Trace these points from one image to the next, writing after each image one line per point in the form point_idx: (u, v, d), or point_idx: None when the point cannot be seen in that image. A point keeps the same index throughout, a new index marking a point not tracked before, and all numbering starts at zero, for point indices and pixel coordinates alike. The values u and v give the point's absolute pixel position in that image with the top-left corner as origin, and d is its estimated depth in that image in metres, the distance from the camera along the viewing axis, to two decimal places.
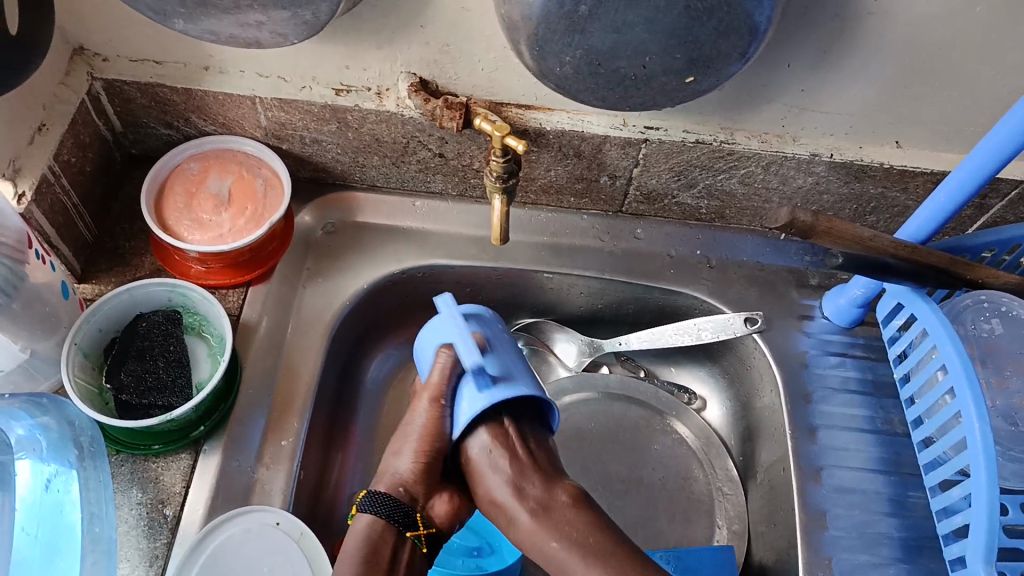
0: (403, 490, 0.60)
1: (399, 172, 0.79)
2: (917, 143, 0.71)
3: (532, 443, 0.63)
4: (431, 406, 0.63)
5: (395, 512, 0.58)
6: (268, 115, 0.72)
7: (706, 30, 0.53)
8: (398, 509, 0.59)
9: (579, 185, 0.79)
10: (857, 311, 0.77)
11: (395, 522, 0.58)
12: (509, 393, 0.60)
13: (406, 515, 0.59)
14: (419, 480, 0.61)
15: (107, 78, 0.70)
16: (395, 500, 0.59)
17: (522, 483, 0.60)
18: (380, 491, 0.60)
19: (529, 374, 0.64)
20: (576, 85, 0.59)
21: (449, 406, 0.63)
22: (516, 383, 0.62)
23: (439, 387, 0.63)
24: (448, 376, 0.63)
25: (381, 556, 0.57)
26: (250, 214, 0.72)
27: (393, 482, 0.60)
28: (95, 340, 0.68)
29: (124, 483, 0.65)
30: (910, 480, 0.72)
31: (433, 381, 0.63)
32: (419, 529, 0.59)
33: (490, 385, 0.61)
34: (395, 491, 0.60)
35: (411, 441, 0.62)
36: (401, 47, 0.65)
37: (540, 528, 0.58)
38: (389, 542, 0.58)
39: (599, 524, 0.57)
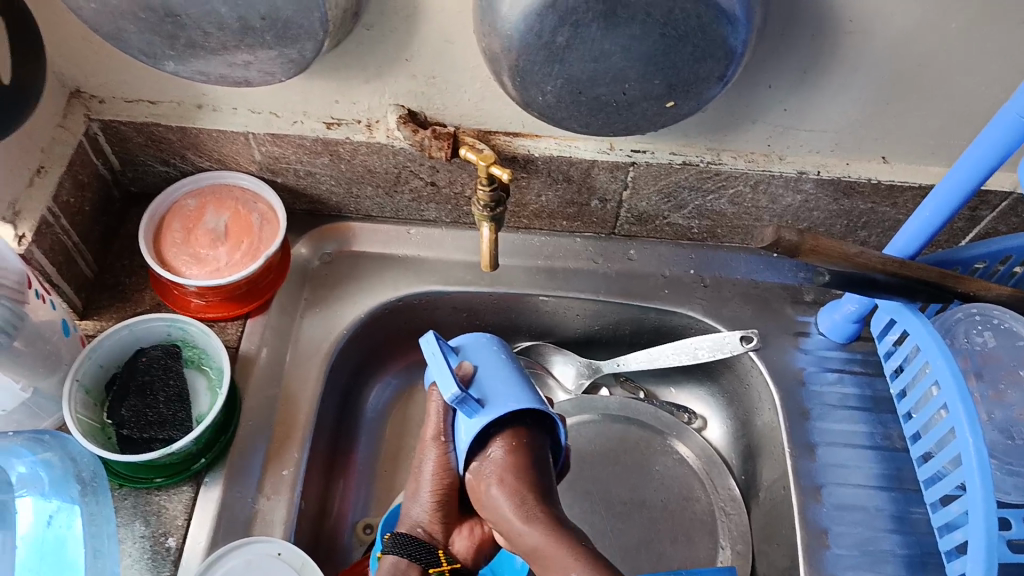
0: (424, 529, 0.60)
1: (393, 202, 0.81)
2: (903, 158, 0.71)
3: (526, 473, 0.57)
4: (438, 450, 0.61)
5: (417, 547, 0.58)
6: (261, 150, 0.73)
7: (682, 55, 0.54)
8: (422, 546, 0.58)
9: (571, 210, 0.80)
10: (852, 327, 0.77)
11: (416, 559, 0.58)
12: (497, 413, 0.57)
13: (428, 551, 0.59)
14: (438, 518, 0.60)
15: (104, 119, 0.72)
16: (416, 539, 0.59)
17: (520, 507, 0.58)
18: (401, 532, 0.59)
19: (523, 388, 0.60)
20: (559, 113, 0.59)
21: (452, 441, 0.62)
22: (502, 401, 0.58)
23: (441, 429, 0.62)
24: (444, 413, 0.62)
25: None
26: (247, 247, 0.74)
27: (414, 523, 0.60)
28: (97, 376, 0.69)
29: (128, 517, 0.66)
30: (912, 496, 0.71)
31: (430, 424, 0.62)
32: (442, 563, 0.59)
33: (475, 410, 0.58)
34: (421, 533, 0.60)
35: (424, 484, 0.61)
36: (388, 81, 0.66)
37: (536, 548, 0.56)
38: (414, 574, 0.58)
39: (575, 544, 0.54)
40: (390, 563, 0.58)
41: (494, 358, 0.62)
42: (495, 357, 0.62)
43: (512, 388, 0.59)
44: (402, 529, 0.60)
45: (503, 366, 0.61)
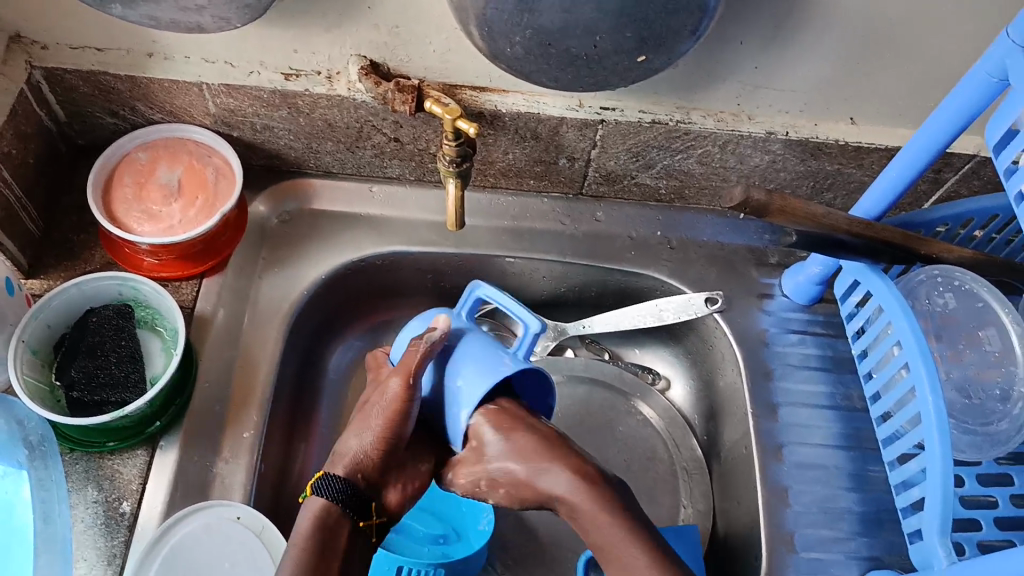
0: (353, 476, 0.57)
1: (355, 158, 0.78)
2: (871, 120, 0.71)
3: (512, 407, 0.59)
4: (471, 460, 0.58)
5: (351, 501, 0.56)
6: (216, 102, 0.70)
7: (655, 8, 0.52)
8: (357, 496, 0.56)
9: (538, 168, 0.78)
10: (816, 288, 0.78)
11: (348, 508, 0.55)
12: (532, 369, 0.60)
13: (360, 502, 0.56)
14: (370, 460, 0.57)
15: (47, 67, 0.68)
16: (353, 485, 0.56)
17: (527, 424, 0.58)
18: (338, 475, 0.56)
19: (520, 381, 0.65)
20: (528, 66, 0.58)
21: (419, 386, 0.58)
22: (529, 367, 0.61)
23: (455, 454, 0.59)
24: (428, 356, 0.59)
25: (335, 542, 0.55)
26: (202, 204, 0.71)
27: (351, 466, 0.57)
28: (43, 336, 0.67)
29: (79, 483, 0.64)
30: (869, 455, 0.73)
31: (409, 357, 0.59)
32: (370, 517, 0.57)
33: (464, 349, 0.60)
34: (351, 477, 0.57)
35: (375, 419, 0.58)
36: (349, 30, 0.63)
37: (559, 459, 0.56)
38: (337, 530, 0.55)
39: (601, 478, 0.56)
40: (314, 505, 0.55)
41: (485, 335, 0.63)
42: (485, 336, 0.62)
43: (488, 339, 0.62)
44: (336, 472, 0.57)
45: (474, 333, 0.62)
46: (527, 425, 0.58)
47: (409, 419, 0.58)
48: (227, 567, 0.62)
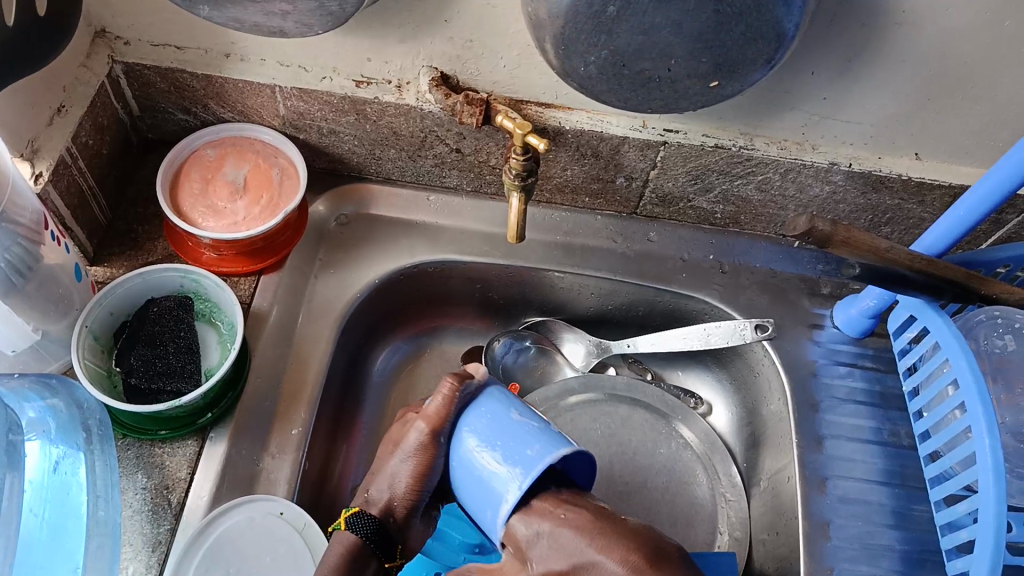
0: (385, 517, 0.57)
1: (416, 166, 0.79)
2: (935, 156, 0.70)
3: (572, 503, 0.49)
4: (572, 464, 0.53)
5: (379, 538, 0.56)
6: (286, 104, 0.72)
7: (734, 35, 0.52)
8: (385, 538, 0.57)
9: (595, 186, 0.79)
10: (868, 322, 0.77)
11: (375, 547, 0.56)
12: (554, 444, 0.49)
13: (387, 545, 0.57)
14: (410, 507, 0.58)
15: (127, 62, 0.70)
16: (383, 525, 0.57)
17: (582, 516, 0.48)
18: (371, 513, 0.57)
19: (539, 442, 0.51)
20: (598, 85, 0.58)
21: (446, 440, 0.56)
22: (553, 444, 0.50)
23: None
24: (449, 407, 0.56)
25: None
26: (266, 203, 0.72)
27: (386, 508, 0.57)
28: (105, 322, 0.68)
29: (130, 468, 0.66)
30: (913, 493, 0.72)
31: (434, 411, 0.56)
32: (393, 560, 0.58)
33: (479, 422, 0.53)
34: (382, 515, 0.57)
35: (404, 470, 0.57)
36: (425, 42, 0.65)
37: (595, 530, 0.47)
38: (364, 561, 0.55)
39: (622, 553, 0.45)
40: (345, 540, 0.55)
41: (534, 429, 0.51)
42: (535, 428, 0.51)
43: (540, 434, 0.50)
44: (371, 509, 0.57)
45: (525, 443, 0.50)
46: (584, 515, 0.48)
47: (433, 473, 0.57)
48: (267, 561, 0.63)
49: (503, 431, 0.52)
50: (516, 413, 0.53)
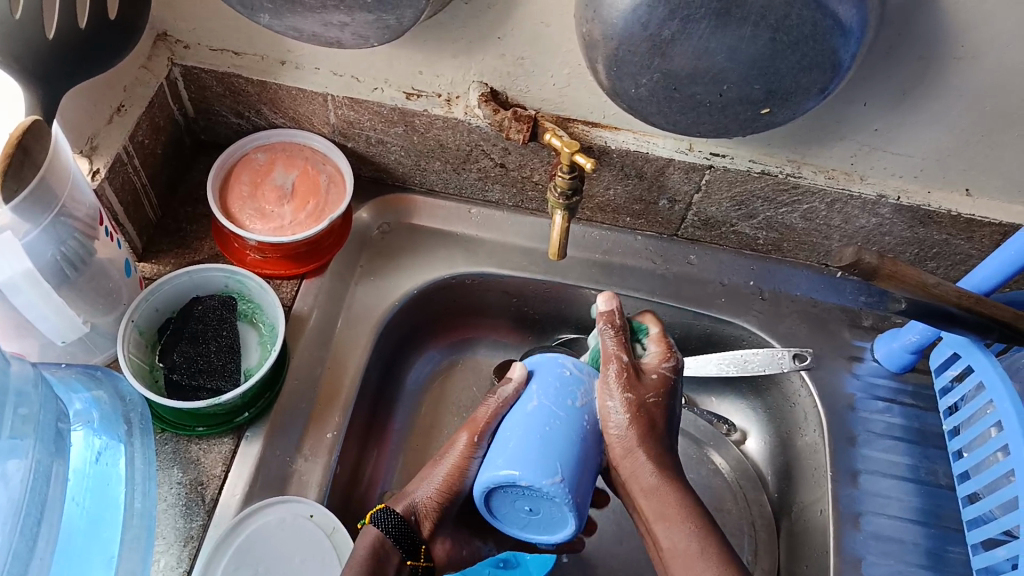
0: (406, 513, 0.60)
1: (459, 179, 0.80)
2: (987, 193, 0.69)
3: (654, 394, 0.61)
4: (621, 368, 0.61)
5: (403, 535, 0.58)
6: (337, 113, 0.73)
7: (790, 63, 0.52)
8: (408, 534, 0.59)
9: (637, 207, 0.79)
10: (908, 357, 0.76)
11: (398, 545, 0.58)
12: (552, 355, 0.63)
13: (412, 544, 0.59)
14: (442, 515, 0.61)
15: (186, 65, 0.71)
16: (407, 525, 0.59)
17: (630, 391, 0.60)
18: (397, 510, 0.59)
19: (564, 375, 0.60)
20: (648, 107, 0.58)
21: (483, 446, 0.60)
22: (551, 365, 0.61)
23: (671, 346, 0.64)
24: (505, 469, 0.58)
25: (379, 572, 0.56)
26: (312, 209, 0.74)
27: (409, 508, 0.60)
28: (151, 318, 0.70)
29: (167, 462, 0.67)
30: (950, 534, 0.70)
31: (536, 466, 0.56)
32: (418, 559, 0.59)
33: (554, 424, 0.56)
34: (406, 513, 0.60)
35: (437, 475, 0.60)
36: (476, 58, 0.65)
37: (635, 419, 0.59)
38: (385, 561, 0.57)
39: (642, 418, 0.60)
40: (370, 534, 0.58)
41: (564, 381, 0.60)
42: (565, 376, 0.60)
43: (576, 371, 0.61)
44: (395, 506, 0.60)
45: (573, 406, 0.58)
46: (647, 404, 0.60)
47: (467, 478, 0.61)
48: (296, 563, 0.63)
49: (561, 398, 0.58)
50: (533, 401, 0.58)
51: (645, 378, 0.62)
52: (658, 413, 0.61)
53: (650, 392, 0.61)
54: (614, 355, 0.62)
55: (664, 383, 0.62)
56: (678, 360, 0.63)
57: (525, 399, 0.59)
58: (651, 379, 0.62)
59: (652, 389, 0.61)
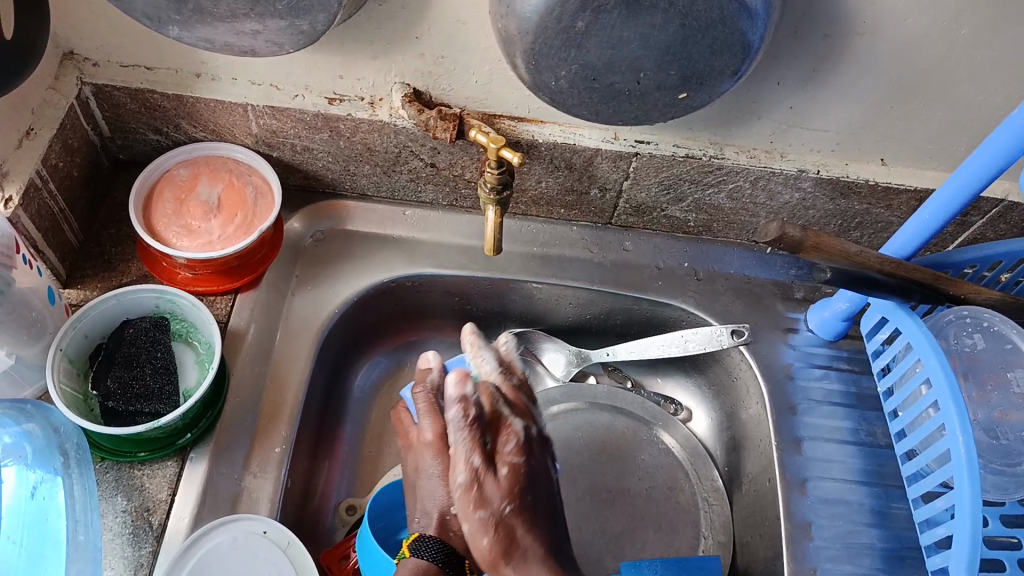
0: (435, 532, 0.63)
1: (391, 182, 0.80)
2: (900, 161, 0.72)
3: (517, 456, 0.66)
4: (468, 447, 0.65)
5: (445, 555, 0.60)
6: (259, 123, 0.72)
7: (701, 47, 0.53)
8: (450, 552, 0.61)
9: (570, 198, 0.79)
10: (841, 325, 0.79)
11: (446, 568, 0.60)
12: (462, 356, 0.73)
13: (455, 557, 0.61)
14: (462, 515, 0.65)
15: (97, 83, 0.69)
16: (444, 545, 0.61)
17: (473, 455, 0.65)
18: (431, 535, 0.62)
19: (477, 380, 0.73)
20: (570, 98, 0.59)
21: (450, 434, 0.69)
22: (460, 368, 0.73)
23: (526, 410, 0.69)
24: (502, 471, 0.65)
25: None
26: (241, 221, 0.72)
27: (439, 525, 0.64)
28: (81, 346, 0.68)
29: (109, 491, 0.65)
30: (892, 491, 0.73)
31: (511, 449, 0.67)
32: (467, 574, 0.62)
33: None
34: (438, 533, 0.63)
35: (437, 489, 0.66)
36: (396, 58, 0.65)
37: (507, 484, 0.64)
38: None
39: (518, 481, 0.65)
40: (414, 565, 0.60)
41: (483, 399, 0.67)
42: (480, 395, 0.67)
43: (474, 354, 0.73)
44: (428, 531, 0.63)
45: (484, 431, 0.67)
46: (520, 473, 0.65)
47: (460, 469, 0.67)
48: None
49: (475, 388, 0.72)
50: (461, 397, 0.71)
51: (503, 449, 0.66)
52: (529, 479, 0.65)
53: (505, 496, 0.63)
54: (464, 439, 0.65)
55: (515, 471, 0.65)
56: (518, 438, 0.67)
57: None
58: (502, 474, 0.65)
59: (508, 464, 0.65)
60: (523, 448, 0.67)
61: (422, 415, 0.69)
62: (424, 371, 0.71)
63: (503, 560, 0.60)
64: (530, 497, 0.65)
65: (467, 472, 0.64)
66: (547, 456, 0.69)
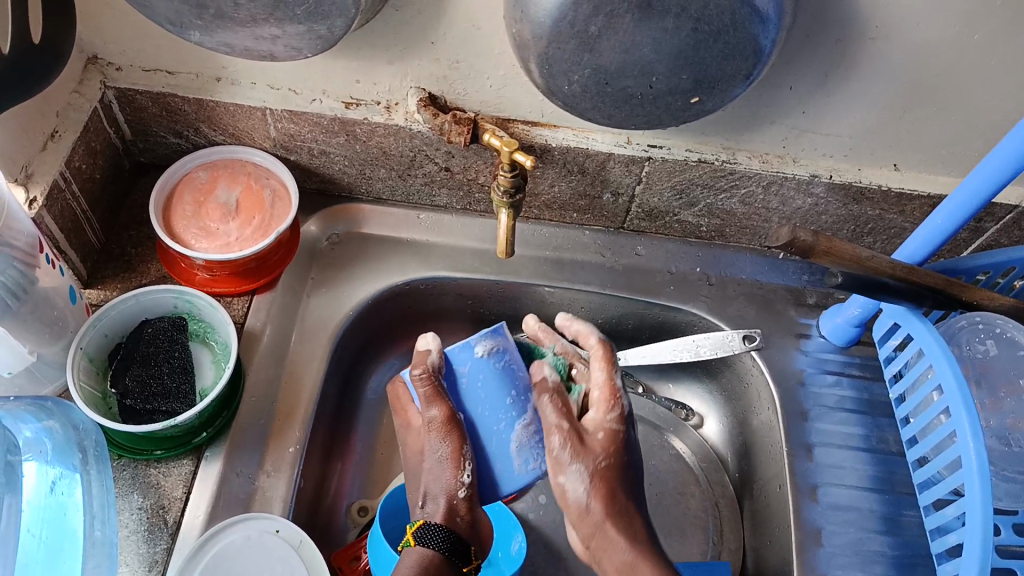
0: (441, 519, 0.60)
1: (405, 186, 0.81)
2: (914, 166, 0.72)
3: (613, 422, 0.62)
4: (563, 426, 0.60)
5: (452, 544, 0.59)
6: (277, 127, 0.73)
7: (713, 52, 0.54)
8: (457, 541, 0.60)
9: (582, 202, 0.80)
10: (853, 330, 0.78)
11: (452, 556, 0.59)
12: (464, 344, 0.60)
13: (461, 547, 0.60)
14: (470, 502, 0.61)
15: (120, 87, 0.71)
16: (454, 530, 0.60)
17: (564, 444, 0.60)
18: (437, 523, 0.60)
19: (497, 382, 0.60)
20: (583, 103, 0.59)
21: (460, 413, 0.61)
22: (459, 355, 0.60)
23: (616, 388, 0.62)
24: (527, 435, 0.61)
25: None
26: (258, 223, 0.73)
27: (448, 512, 0.60)
28: (100, 344, 0.69)
29: (125, 488, 0.66)
30: (903, 499, 0.73)
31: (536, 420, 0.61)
32: (470, 563, 0.61)
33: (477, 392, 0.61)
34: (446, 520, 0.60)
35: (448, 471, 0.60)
36: (412, 63, 0.66)
37: (591, 450, 0.60)
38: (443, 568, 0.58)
39: (615, 455, 0.61)
40: (420, 553, 0.58)
41: (495, 381, 0.60)
42: (494, 371, 0.60)
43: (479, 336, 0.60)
44: (435, 518, 0.60)
45: (508, 411, 0.61)
46: (609, 456, 0.61)
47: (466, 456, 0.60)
48: None
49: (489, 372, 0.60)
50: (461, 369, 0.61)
51: (590, 438, 0.61)
52: (623, 450, 0.62)
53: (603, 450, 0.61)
54: (558, 422, 0.60)
55: (614, 435, 0.62)
56: (622, 408, 0.62)
57: (416, 390, 0.66)
58: (598, 438, 0.61)
59: (606, 440, 0.62)
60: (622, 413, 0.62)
61: (422, 400, 0.61)
62: (421, 354, 0.62)
63: (597, 515, 0.60)
64: (621, 462, 0.62)
65: (563, 459, 0.59)
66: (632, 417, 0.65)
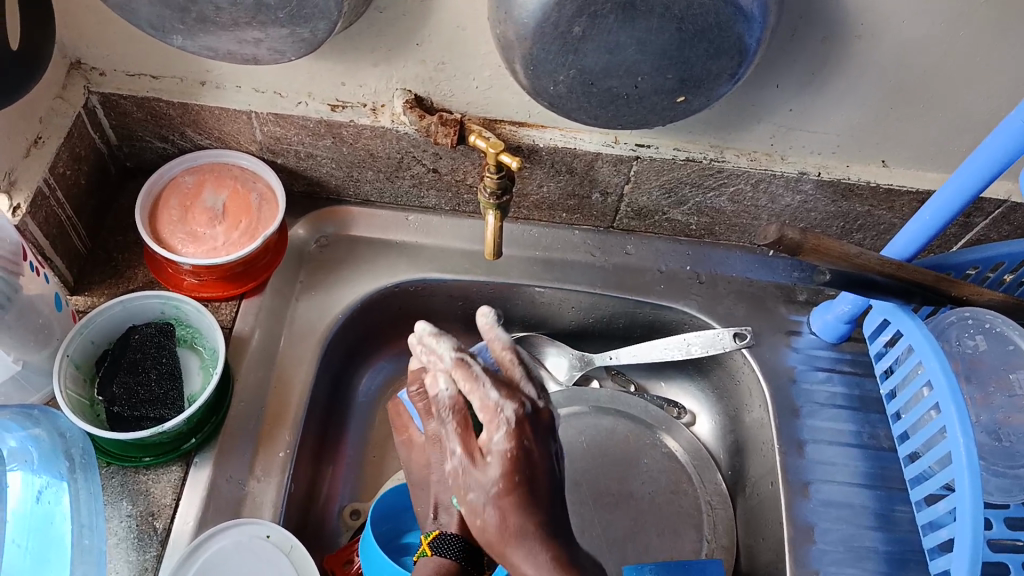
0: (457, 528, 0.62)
1: (393, 187, 0.80)
2: (902, 163, 0.72)
3: (529, 442, 0.57)
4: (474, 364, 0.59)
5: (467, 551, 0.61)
6: (263, 130, 0.73)
7: (697, 51, 0.54)
8: (471, 549, 0.61)
9: (571, 202, 0.80)
10: (844, 327, 0.78)
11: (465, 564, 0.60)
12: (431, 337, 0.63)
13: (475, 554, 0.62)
14: None
15: (104, 92, 0.70)
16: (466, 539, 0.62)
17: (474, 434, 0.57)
18: (453, 533, 0.62)
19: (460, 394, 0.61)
20: (569, 103, 0.59)
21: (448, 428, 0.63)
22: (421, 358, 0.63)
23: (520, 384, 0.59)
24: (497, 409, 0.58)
25: None
26: (245, 227, 0.73)
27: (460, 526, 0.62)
28: (87, 351, 0.68)
29: (114, 496, 0.66)
30: (896, 494, 0.73)
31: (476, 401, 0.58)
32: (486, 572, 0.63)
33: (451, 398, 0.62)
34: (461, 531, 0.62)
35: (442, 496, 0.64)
36: (397, 65, 0.66)
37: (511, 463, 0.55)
38: None
39: (528, 461, 0.56)
40: (437, 563, 0.60)
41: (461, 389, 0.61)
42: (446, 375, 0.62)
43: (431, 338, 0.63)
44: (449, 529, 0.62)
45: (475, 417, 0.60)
46: (527, 443, 0.57)
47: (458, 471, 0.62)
48: None
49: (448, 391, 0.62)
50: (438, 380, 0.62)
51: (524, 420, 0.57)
52: (543, 460, 0.57)
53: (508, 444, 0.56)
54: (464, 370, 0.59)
55: (507, 459, 0.55)
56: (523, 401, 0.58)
57: None
58: (490, 461, 0.56)
59: (521, 435, 0.57)
60: (514, 435, 0.56)
61: (422, 415, 0.64)
62: (415, 372, 0.65)
63: (502, 531, 0.55)
64: (532, 478, 0.56)
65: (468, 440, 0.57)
66: (551, 437, 0.59)
